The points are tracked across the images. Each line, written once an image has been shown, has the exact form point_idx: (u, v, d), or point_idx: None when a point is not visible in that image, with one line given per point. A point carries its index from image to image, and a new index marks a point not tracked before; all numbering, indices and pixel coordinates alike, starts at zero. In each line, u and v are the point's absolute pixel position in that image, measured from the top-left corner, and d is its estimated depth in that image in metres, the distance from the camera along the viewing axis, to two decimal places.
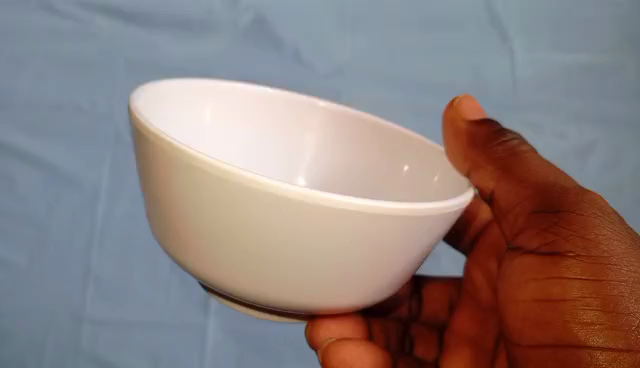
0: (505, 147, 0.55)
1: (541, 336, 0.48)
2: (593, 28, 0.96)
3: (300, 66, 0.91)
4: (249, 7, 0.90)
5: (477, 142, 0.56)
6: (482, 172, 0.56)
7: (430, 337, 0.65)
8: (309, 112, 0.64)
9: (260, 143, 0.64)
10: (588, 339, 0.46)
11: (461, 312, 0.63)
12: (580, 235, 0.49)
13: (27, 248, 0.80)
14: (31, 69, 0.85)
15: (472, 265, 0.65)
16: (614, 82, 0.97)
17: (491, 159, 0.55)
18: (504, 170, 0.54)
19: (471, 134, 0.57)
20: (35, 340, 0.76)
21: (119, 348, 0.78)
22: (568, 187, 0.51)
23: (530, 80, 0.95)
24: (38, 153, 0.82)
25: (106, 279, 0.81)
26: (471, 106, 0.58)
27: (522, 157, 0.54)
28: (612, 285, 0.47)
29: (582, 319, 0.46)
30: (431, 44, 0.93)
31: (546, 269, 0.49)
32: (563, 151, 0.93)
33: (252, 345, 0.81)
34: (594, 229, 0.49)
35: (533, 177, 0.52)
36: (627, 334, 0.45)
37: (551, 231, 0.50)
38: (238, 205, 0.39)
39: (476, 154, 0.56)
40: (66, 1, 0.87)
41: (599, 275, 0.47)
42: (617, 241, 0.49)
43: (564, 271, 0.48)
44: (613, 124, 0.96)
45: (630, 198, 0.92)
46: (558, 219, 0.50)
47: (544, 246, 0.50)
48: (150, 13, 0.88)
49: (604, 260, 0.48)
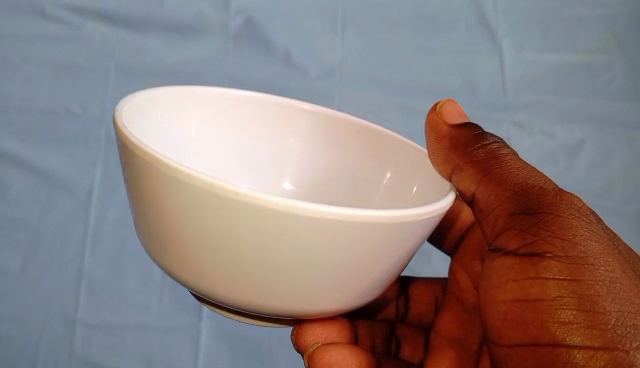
0: (486, 151, 0.50)
1: (520, 337, 0.45)
2: (576, 28, 1.00)
3: (291, 69, 0.92)
4: (240, 12, 0.94)
5: (459, 148, 0.51)
6: (464, 176, 0.50)
7: (417, 338, 0.64)
8: (296, 117, 0.59)
9: (249, 153, 0.60)
10: (565, 338, 0.42)
11: (446, 312, 0.63)
12: (558, 235, 0.44)
13: (19, 251, 0.79)
14: (23, 73, 0.88)
15: (456, 267, 0.64)
16: (604, 81, 0.98)
17: (473, 162, 0.50)
18: (485, 174, 0.49)
19: (454, 138, 0.51)
20: (28, 342, 0.75)
21: (113, 352, 0.76)
22: (545, 187, 0.47)
23: (521, 79, 0.96)
24: (29, 157, 0.84)
25: (99, 283, 0.80)
26: (454, 110, 0.53)
27: (503, 161, 0.49)
28: (589, 285, 0.42)
29: (560, 319, 0.42)
30: (417, 46, 0.96)
31: (524, 268, 0.45)
32: (551, 149, 0.91)
33: (244, 349, 0.79)
34: (571, 230, 0.44)
35: (513, 179, 0.48)
36: (604, 332, 0.41)
37: (529, 232, 0.45)
38: (221, 215, 0.38)
39: (458, 158, 0.50)
40: (58, 7, 0.92)
41: (575, 274, 0.43)
42: (595, 242, 0.45)
43: (542, 271, 0.44)
44: (604, 124, 0.94)
45: (621, 196, 0.89)
46: (536, 219, 0.45)
47: (522, 248, 0.45)
48: (141, 18, 0.92)
49: (581, 260, 0.43)
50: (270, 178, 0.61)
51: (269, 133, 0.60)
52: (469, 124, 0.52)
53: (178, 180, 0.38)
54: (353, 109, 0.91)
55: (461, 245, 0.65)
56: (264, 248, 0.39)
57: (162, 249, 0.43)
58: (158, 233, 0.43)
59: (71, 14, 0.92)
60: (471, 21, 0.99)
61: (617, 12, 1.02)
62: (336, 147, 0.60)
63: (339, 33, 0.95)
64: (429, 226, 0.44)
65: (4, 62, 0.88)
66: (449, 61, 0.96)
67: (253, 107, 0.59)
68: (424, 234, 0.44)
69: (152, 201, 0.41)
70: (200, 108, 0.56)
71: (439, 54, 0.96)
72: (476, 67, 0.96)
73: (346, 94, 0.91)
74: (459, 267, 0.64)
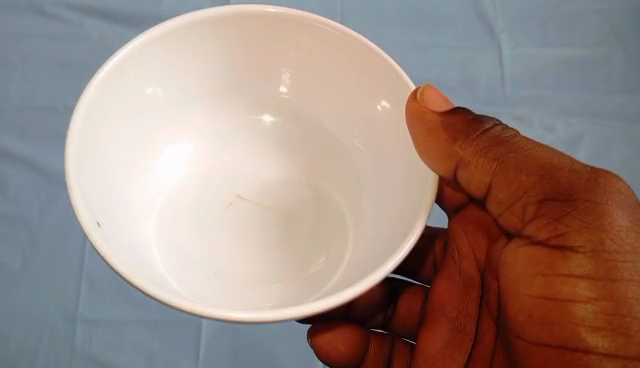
0: (489, 137, 0.53)
1: (544, 336, 0.49)
2: (572, 23, 1.01)
3: None
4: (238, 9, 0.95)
5: (460, 137, 0.53)
6: (478, 165, 0.53)
7: (417, 303, 0.64)
8: (249, 20, 0.59)
9: (211, 61, 0.61)
10: (594, 344, 0.47)
11: (444, 283, 0.61)
12: (595, 228, 0.48)
13: (20, 249, 0.79)
14: (22, 71, 0.90)
15: (457, 232, 0.61)
16: (602, 74, 0.97)
17: (481, 152, 0.52)
18: (500, 162, 0.52)
19: (448, 126, 0.53)
20: (30, 338, 0.75)
21: (113, 347, 0.76)
22: (576, 169, 0.50)
23: (519, 73, 0.96)
24: (30, 154, 0.84)
25: (99, 279, 0.79)
26: (435, 95, 0.51)
27: (512, 143, 0.52)
28: (624, 286, 0.47)
29: (591, 324, 0.47)
30: (415, 41, 0.97)
31: (553, 265, 0.50)
32: (549, 143, 0.90)
33: (246, 344, 0.77)
34: (609, 220, 0.48)
35: (535, 162, 0.51)
36: (637, 341, 0.46)
37: (562, 223, 0.49)
38: None
39: (462, 147, 0.53)
40: (56, 5, 0.94)
41: (610, 275, 0.47)
42: (634, 233, 0.48)
43: (573, 269, 0.48)
44: (603, 118, 0.93)
45: None
46: (570, 208, 0.49)
47: (552, 243, 0.50)
48: (140, 15, 0.93)
49: (617, 258, 0.47)
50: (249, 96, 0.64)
51: (234, 48, 0.61)
52: (458, 108, 0.53)
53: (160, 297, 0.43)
54: None
55: (462, 211, 0.61)
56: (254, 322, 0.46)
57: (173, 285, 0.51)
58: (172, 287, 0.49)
59: (69, 11, 0.94)
60: (468, 17, 0.99)
61: (611, 9, 1.02)
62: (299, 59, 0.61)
63: None
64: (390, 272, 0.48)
65: (4, 62, 0.90)
66: (447, 56, 0.96)
67: (185, 36, 0.58)
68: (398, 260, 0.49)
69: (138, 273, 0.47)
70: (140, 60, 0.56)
71: (436, 49, 0.96)
72: (474, 61, 0.96)
73: None
74: (461, 233, 0.61)
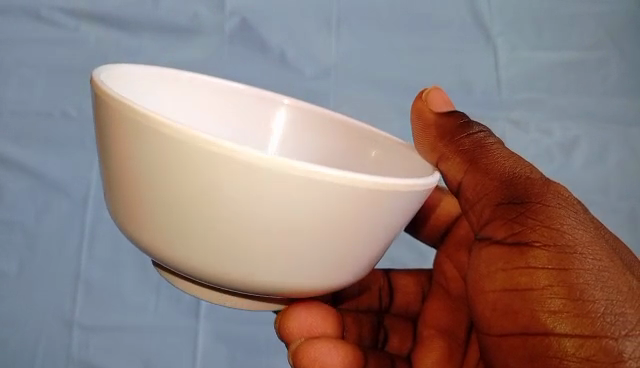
0: (472, 140, 0.52)
1: (509, 325, 0.48)
2: (568, 25, 1.01)
3: (287, 69, 0.92)
4: (234, 13, 0.95)
5: (446, 137, 0.53)
6: (451, 164, 0.53)
7: (405, 331, 0.65)
8: (258, 102, 0.59)
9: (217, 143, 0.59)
10: (554, 326, 0.45)
11: (433, 302, 0.64)
12: (546, 226, 0.47)
13: (15, 255, 0.79)
14: (17, 75, 0.89)
15: (443, 259, 0.66)
16: (598, 77, 0.97)
17: (460, 151, 0.52)
18: (471, 163, 0.51)
19: (439, 126, 0.54)
20: (26, 345, 0.75)
21: (110, 353, 0.76)
22: (532, 177, 0.50)
23: (516, 77, 0.96)
24: (27, 161, 0.84)
25: (95, 284, 0.79)
26: (441, 97, 0.55)
27: (489, 150, 0.51)
28: (577, 274, 0.45)
29: (549, 308, 0.45)
30: (411, 45, 0.97)
31: (511, 259, 0.48)
32: (546, 146, 0.90)
33: (242, 350, 0.78)
34: (558, 219, 0.47)
35: (499, 170, 0.50)
36: (594, 320, 0.44)
37: (517, 222, 0.48)
38: (187, 182, 0.37)
39: (444, 146, 0.53)
40: (52, 10, 0.94)
41: (564, 264, 0.46)
42: (582, 230, 0.47)
43: (530, 261, 0.47)
44: (600, 121, 0.93)
45: (617, 192, 0.88)
46: (523, 208, 0.48)
47: (510, 241, 0.48)
48: (137, 19, 0.94)
49: (569, 250, 0.46)
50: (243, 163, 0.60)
51: (241, 122, 0.59)
52: (456, 112, 0.55)
53: (157, 136, 0.36)
54: (346, 110, 0.90)
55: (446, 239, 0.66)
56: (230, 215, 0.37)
57: (116, 209, 0.42)
58: (135, 197, 0.40)
59: (65, 16, 0.94)
60: (464, 19, 0.99)
61: (606, 10, 1.03)
62: (287, 133, 0.60)
63: (333, 34, 0.96)
64: (402, 212, 0.42)
65: None
66: (443, 59, 0.96)
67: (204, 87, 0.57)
68: (408, 214, 0.43)
69: (103, 148, 0.41)
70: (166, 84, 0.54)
71: (432, 53, 0.96)
72: (470, 64, 0.96)
73: (341, 96, 0.91)
74: (446, 259, 0.65)
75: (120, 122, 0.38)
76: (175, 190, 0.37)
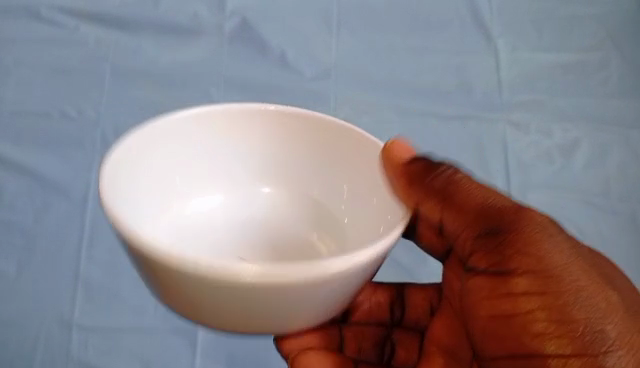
0: (446, 177, 0.52)
1: (497, 348, 0.49)
2: (570, 27, 1.01)
3: (288, 70, 0.92)
4: (234, 14, 0.95)
5: (417, 180, 0.52)
6: (429, 208, 0.52)
7: (413, 346, 0.62)
8: (241, 118, 0.57)
9: (206, 164, 0.58)
10: (541, 348, 0.46)
11: (441, 318, 0.61)
12: (525, 253, 0.48)
13: (13, 255, 0.79)
14: (16, 75, 0.89)
15: None
16: (599, 79, 0.97)
17: (437, 192, 0.51)
18: (449, 202, 0.51)
19: (409, 173, 0.52)
20: (24, 344, 0.74)
21: (109, 353, 0.75)
22: (508, 208, 0.50)
23: (516, 78, 0.95)
24: (25, 161, 0.84)
25: (95, 285, 0.79)
26: (403, 147, 0.52)
27: (465, 187, 0.51)
28: (557, 296, 0.46)
29: (534, 331, 0.46)
30: (411, 45, 0.96)
31: (495, 287, 0.49)
32: (546, 147, 0.90)
33: (242, 352, 0.77)
34: (537, 244, 0.48)
35: (479, 205, 0.50)
36: (576, 339, 0.45)
37: (497, 252, 0.49)
38: (180, 283, 0.41)
39: (419, 191, 0.51)
40: (51, 10, 0.95)
41: (544, 288, 0.47)
42: (561, 252, 0.48)
43: (513, 288, 0.48)
44: (601, 123, 0.93)
45: (618, 193, 0.87)
46: (503, 238, 0.49)
47: (492, 271, 0.49)
48: (137, 19, 0.94)
49: (550, 274, 0.47)
50: (241, 177, 0.59)
51: (227, 143, 0.58)
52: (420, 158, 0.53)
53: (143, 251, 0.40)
54: (348, 110, 0.89)
55: None
56: (221, 301, 0.41)
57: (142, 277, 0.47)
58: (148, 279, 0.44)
59: (66, 17, 0.95)
60: (465, 19, 1.00)
61: (606, 12, 1.03)
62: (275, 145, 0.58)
63: (333, 35, 0.95)
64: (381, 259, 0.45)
65: None
66: (444, 60, 0.96)
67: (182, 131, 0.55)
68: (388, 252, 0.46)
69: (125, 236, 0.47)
70: (149, 148, 0.53)
71: (432, 54, 0.96)
72: (470, 66, 0.96)
73: (342, 96, 0.90)
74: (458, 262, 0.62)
75: (140, 254, 0.41)
76: (174, 285, 0.42)
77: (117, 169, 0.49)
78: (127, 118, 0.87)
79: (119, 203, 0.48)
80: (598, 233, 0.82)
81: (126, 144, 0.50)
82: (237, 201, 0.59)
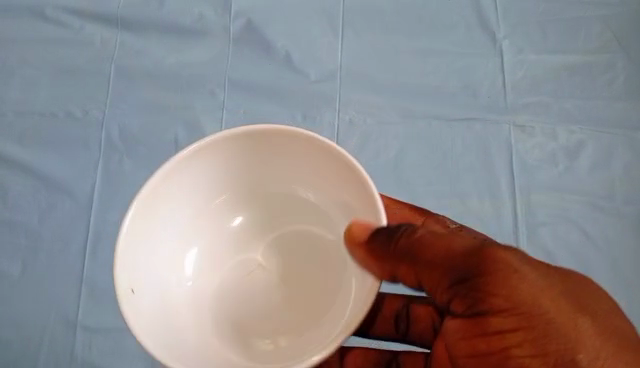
0: (409, 240, 0.50)
1: None
2: (577, 29, 0.98)
3: (294, 71, 0.92)
4: (240, 13, 0.95)
5: (384, 255, 0.50)
6: (403, 274, 0.51)
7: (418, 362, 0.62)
8: (185, 164, 0.55)
9: (176, 213, 0.57)
10: None
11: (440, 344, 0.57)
12: (494, 296, 0.48)
13: (18, 255, 0.80)
14: (22, 77, 0.90)
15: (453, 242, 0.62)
16: (604, 81, 0.94)
17: (406, 261, 0.50)
18: (419, 265, 0.50)
19: (374, 252, 0.50)
20: (29, 345, 0.75)
21: (113, 354, 0.75)
22: (471, 255, 0.49)
23: (522, 80, 0.94)
24: (31, 162, 0.85)
25: (100, 285, 0.78)
26: (362, 228, 0.51)
27: (431, 248, 0.50)
28: (529, 332, 0.47)
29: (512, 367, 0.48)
30: (417, 46, 0.96)
31: (472, 327, 0.50)
32: (551, 150, 0.90)
33: None
34: (505, 285, 0.48)
35: (446, 263, 0.50)
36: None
37: (468, 298, 0.49)
38: None
39: (388, 264, 0.51)
40: (56, 9, 0.94)
41: (516, 326, 0.48)
42: (529, 285, 0.48)
43: (487, 328, 0.49)
44: (607, 125, 0.92)
45: (622, 197, 0.87)
46: (472, 285, 0.49)
47: (466, 311, 0.50)
48: (142, 19, 0.93)
49: (520, 311, 0.47)
50: (211, 204, 0.60)
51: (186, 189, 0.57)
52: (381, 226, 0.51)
53: None
54: (353, 110, 0.91)
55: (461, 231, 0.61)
56: None
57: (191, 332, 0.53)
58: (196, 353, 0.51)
59: (71, 17, 0.94)
60: (471, 22, 0.98)
61: (620, 10, 0.99)
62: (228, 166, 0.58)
63: (339, 36, 0.95)
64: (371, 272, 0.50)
65: (5, 67, 0.91)
66: (449, 60, 0.95)
67: (146, 208, 0.54)
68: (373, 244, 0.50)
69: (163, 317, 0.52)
70: (135, 240, 0.53)
71: (437, 55, 0.95)
72: (475, 68, 0.95)
73: (346, 98, 0.91)
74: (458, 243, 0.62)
75: None
76: None
77: (121, 281, 0.50)
78: (133, 120, 0.88)
79: (147, 308, 0.51)
80: (605, 238, 0.85)
81: (119, 262, 0.51)
82: (220, 224, 0.60)
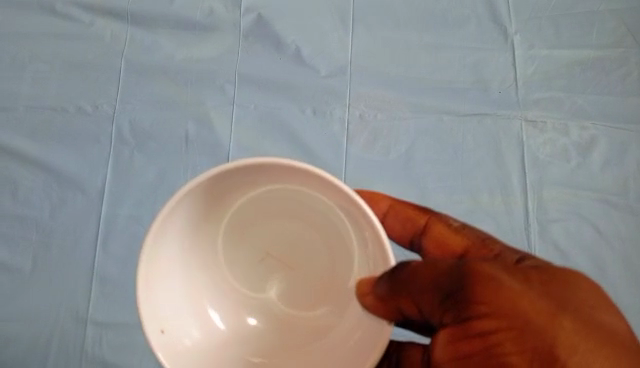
0: (409, 269, 0.51)
1: None
2: (591, 22, 0.96)
3: (305, 67, 0.92)
4: (249, 8, 0.94)
5: (385, 293, 0.52)
6: (404, 303, 0.51)
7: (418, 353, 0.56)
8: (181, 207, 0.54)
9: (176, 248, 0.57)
10: None
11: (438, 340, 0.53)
12: (479, 301, 0.46)
13: (28, 250, 0.80)
14: (32, 71, 0.90)
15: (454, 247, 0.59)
16: (619, 75, 0.93)
17: (403, 289, 0.51)
18: (413, 291, 0.50)
19: (380, 297, 0.53)
20: (40, 339, 0.76)
21: (123, 349, 0.76)
22: (455, 270, 0.49)
23: (535, 75, 0.93)
24: (42, 156, 0.85)
25: (110, 280, 0.79)
26: (367, 281, 0.56)
27: (421, 272, 0.50)
28: (511, 330, 0.45)
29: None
30: (428, 40, 0.95)
31: (456, 332, 0.47)
32: (563, 146, 0.89)
33: None
34: (486, 290, 0.47)
35: (436, 283, 0.49)
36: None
37: (456, 307, 0.48)
38: None
39: (390, 298, 0.52)
40: (65, 3, 0.94)
41: (499, 325, 0.45)
42: (509, 289, 0.46)
43: (471, 330, 0.46)
44: (621, 121, 0.91)
45: (635, 194, 0.86)
46: (458, 295, 0.48)
47: (454, 319, 0.48)
48: (152, 14, 0.93)
49: (502, 312, 0.45)
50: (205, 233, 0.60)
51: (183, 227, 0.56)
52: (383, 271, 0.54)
53: None
54: (364, 106, 0.90)
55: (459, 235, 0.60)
56: None
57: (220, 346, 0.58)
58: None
59: (81, 11, 0.94)
60: (483, 16, 0.97)
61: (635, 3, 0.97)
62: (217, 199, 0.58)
63: (349, 31, 0.94)
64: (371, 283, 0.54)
65: (16, 61, 0.91)
66: (461, 55, 0.94)
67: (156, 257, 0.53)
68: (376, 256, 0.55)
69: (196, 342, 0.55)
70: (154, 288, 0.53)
71: (448, 50, 0.94)
72: (486, 63, 0.94)
73: (356, 94, 0.90)
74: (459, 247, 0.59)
75: None
76: None
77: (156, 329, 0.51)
78: (142, 115, 0.88)
79: (183, 346, 0.53)
80: (618, 236, 0.84)
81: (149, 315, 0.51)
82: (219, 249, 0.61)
